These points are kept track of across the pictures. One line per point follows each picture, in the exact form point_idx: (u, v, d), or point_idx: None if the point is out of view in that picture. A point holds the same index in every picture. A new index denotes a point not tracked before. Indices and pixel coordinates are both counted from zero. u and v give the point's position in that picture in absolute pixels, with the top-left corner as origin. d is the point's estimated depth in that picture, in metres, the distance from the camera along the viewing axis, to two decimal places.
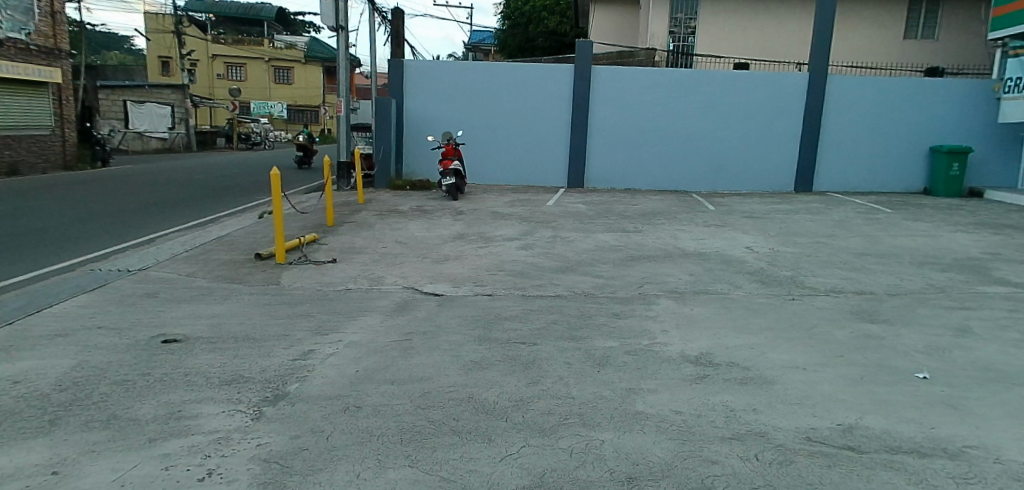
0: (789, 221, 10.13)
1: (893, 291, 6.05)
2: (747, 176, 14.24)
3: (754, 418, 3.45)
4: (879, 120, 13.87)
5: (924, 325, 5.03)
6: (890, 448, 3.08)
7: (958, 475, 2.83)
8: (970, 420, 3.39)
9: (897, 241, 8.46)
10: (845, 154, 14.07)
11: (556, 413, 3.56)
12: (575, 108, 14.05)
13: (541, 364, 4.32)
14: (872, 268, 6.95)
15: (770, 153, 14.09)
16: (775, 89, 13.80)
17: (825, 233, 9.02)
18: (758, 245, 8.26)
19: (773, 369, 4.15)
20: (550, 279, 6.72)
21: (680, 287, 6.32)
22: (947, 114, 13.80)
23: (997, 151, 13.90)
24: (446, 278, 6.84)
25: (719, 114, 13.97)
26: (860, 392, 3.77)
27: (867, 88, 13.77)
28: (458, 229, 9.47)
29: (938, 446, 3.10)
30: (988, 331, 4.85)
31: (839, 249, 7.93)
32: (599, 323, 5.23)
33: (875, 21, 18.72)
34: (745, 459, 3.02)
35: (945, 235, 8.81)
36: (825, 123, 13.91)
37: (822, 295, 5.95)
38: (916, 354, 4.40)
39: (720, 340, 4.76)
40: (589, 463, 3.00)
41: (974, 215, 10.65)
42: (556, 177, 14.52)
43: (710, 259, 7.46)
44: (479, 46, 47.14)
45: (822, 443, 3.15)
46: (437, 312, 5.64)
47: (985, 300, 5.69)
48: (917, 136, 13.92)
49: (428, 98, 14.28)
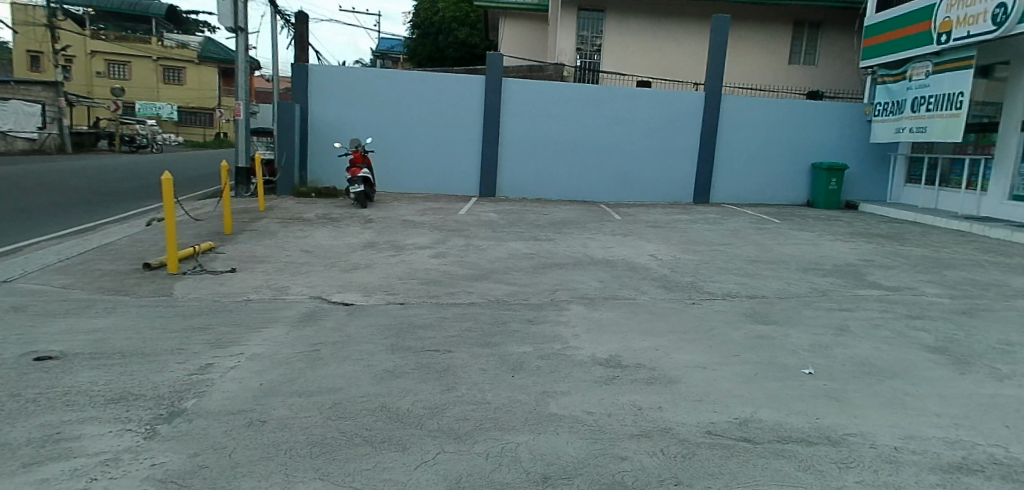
0: (688, 229, 10.72)
1: (782, 295, 6.52)
2: (652, 188, 14.88)
3: (659, 415, 3.61)
4: (768, 137, 14.93)
5: (808, 325, 5.45)
6: (782, 438, 3.32)
7: (839, 460, 3.08)
8: (848, 409, 3.72)
9: (785, 248, 9.13)
10: (739, 169, 15.03)
11: (471, 419, 3.57)
12: (488, 119, 14.18)
13: (455, 371, 4.33)
14: (763, 274, 7.46)
15: (671, 166, 14.82)
16: (676, 106, 14.53)
17: (721, 241, 9.60)
18: (661, 253, 8.67)
19: (676, 369, 4.37)
20: (462, 287, 6.74)
21: (590, 293, 6.51)
22: (824, 134, 15.05)
23: (867, 169, 15.31)
24: (355, 287, 6.70)
25: (624, 128, 14.54)
26: (754, 387, 4.04)
27: (758, 108, 14.77)
28: (367, 238, 9.32)
29: (823, 435, 3.37)
30: (864, 329, 5.34)
31: (734, 256, 8.47)
32: (512, 330, 5.29)
33: (763, 46, 20.16)
34: (653, 454, 3.15)
35: (826, 243, 9.59)
36: (720, 139, 14.80)
37: (720, 299, 6.32)
38: (802, 352, 4.76)
39: (629, 343, 4.95)
40: (504, 466, 3.04)
41: (851, 226, 11.61)
42: (469, 187, 14.58)
43: (617, 266, 7.76)
44: (387, 53, 46.65)
45: (721, 436, 3.35)
46: (346, 322, 5.52)
47: (860, 302, 6.24)
48: (801, 153, 15.09)
49: (338, 103, 13.97)
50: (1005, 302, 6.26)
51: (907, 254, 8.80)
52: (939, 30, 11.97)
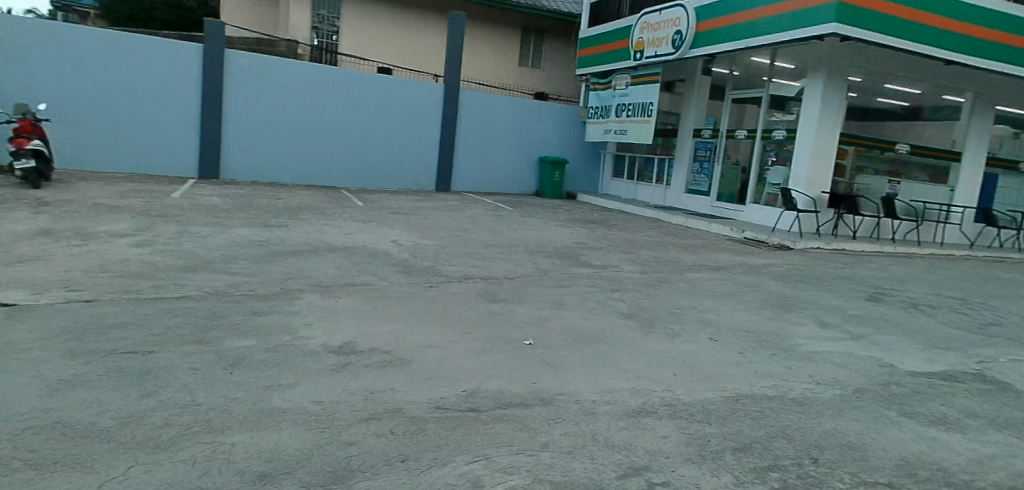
0: (427, 216, 10.98)
1: (510, 275, 7.04)
2: (393, 175, 14.91)
3: (390, 396, 3.63)
4: (501, 131, 15.97)
5: (531, 302, 5.97)
6: (503, 405, 3.57)
7: (550, 418, 3.42)
8: (559, 372, 4.15)
9: (514, 233, 9.87)
10: (476, 160, 15.83)
11: (177, 424, 3.19)
12: (211, 93, 12.85)
13: (160, 373, 3.82)
14: (494, 257, 7.98)
15: (412, 154, 15.01)
16: (416, 95, 14.75)
17: (458, 227, 10.02)
18: (401, 238, 8.75)
19: (409, 350, 4.44)
20: (176, 279, 6.00)
21: (325, 281, 6.29)
22: (549, 131, 16.59)
23: (584, 163, 17.29)
24: (28, 284, 5.53)
25: (364, 114, 14.33)
26: (480, 361, 4.29)
27: (492, 103, 15.70)
28: (47, 225, 7.76)
29: (537, 397, 3.70)
30: (576, 302, 6.01)
31: (469, 241, 8.91)
32: (234, 323, 4.86)
33: (494, 48, 21.43)
34: (381, 435, 3.15)
35: (550, 228, 10.61)
36: (458, 130, 15.42)
37: (454, 281, 6.59)
38: (524, 326, 5.19)
39: (362, 329, 4.88)
40: (215, 470, 2.77)
41: (569, 213, 13.02)
42: (189, 168, 13.04)
43: (355, 252, 7.61)
44: (76, 6, 39.28)
45: (448, 409, 3.48)
46: (10, 326, 4.52)
47: (574, 279, 7.03)
48: (530, 148, 16.44)
49: (7, 60, 11.47)
50: (681, 275, 7.59)
51: (612, 238, 10.15)
52: (635, 46, 13.82)
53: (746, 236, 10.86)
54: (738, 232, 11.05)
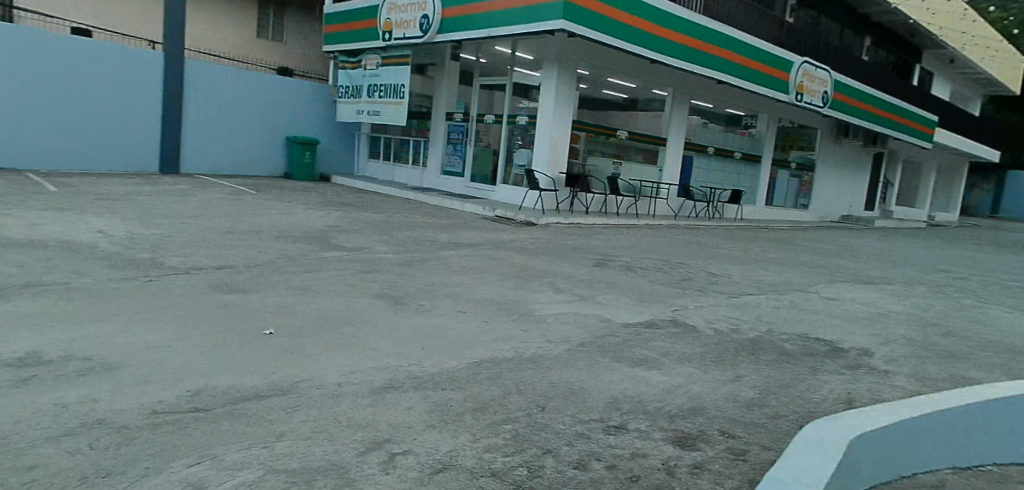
0: (149, 202, 9.66)
1: (250, 263, 6.54)
2: (104, 156, 12.80)
3: (90, 408, 3.13)
4: (238, 109, 14.66)
5: (273, 289, 5.61)
6: (234, 399, 3.30)
7: (288, 405, 3.25)
8: (301, 358, 3.97)
9: (257, 218, 9.19)
10: (210, 140, 14.33)
11: None
12: None
13: None
14: (231, 244, 7.33)
15: (128, 132, 13.03)
16: (127, 63, 12.83)
17: (188, 214, 9.00)
18: (113, 228, 7.57)
19: (118, 353, 3.88)
20: None
21: (3, 283, 5.17)
22: (296, 110, 15.67)
23: (336, 144, 16.70)
24: None
25: (59, 83, 12.02)
26: (209, 356, 3.91)
27: (225, 77, 14.33)
28: None
29: (274, 387, 3.50)
30: (323, 286, 5.81)
31: (202, 229, 8.06)
32: None
33: (228, 16, 19.19)
34: (76, 453, 2.71)
35: (298, 212, 10.09)
36: (184, 105, 13.80)
37: (181, 273, 5.91)
38: (264, 314, 4.87)
39: (55, 335, 4.13)
40: None
41: (319, 196, 12.50)
42: None
43: (48, 247, 6.39)
44: None
45: (166, 412, 3.12)
46: None
47: (322, 263, 6.78)
48: (275, 127, 15.35)
49: None
50: (433, 253, 7.77)
51: (366, 219, 10.01)
52: (383, 28, 13.69)
53: (496, 214, 11.47)
54: (489, 211, 11.62)
